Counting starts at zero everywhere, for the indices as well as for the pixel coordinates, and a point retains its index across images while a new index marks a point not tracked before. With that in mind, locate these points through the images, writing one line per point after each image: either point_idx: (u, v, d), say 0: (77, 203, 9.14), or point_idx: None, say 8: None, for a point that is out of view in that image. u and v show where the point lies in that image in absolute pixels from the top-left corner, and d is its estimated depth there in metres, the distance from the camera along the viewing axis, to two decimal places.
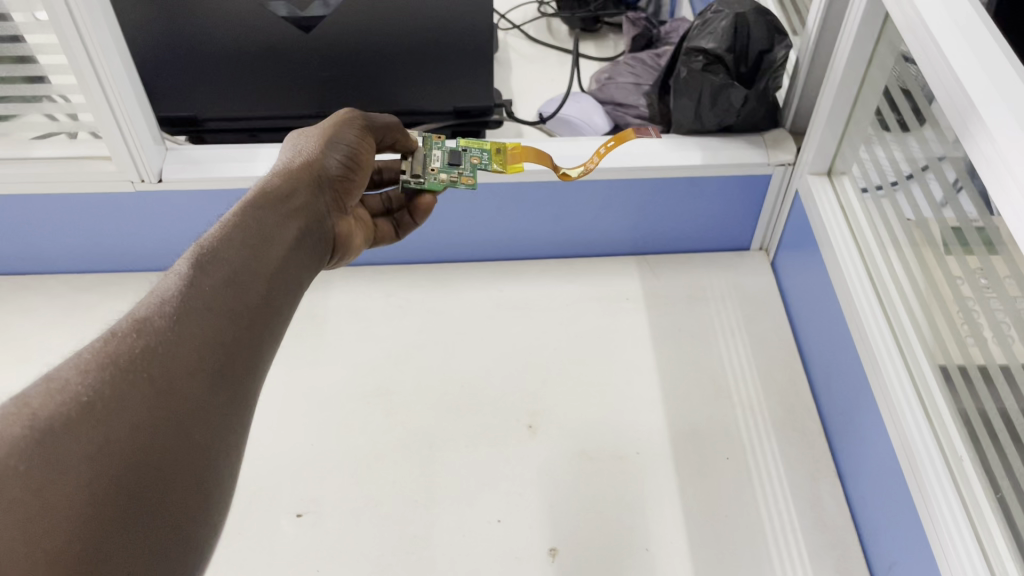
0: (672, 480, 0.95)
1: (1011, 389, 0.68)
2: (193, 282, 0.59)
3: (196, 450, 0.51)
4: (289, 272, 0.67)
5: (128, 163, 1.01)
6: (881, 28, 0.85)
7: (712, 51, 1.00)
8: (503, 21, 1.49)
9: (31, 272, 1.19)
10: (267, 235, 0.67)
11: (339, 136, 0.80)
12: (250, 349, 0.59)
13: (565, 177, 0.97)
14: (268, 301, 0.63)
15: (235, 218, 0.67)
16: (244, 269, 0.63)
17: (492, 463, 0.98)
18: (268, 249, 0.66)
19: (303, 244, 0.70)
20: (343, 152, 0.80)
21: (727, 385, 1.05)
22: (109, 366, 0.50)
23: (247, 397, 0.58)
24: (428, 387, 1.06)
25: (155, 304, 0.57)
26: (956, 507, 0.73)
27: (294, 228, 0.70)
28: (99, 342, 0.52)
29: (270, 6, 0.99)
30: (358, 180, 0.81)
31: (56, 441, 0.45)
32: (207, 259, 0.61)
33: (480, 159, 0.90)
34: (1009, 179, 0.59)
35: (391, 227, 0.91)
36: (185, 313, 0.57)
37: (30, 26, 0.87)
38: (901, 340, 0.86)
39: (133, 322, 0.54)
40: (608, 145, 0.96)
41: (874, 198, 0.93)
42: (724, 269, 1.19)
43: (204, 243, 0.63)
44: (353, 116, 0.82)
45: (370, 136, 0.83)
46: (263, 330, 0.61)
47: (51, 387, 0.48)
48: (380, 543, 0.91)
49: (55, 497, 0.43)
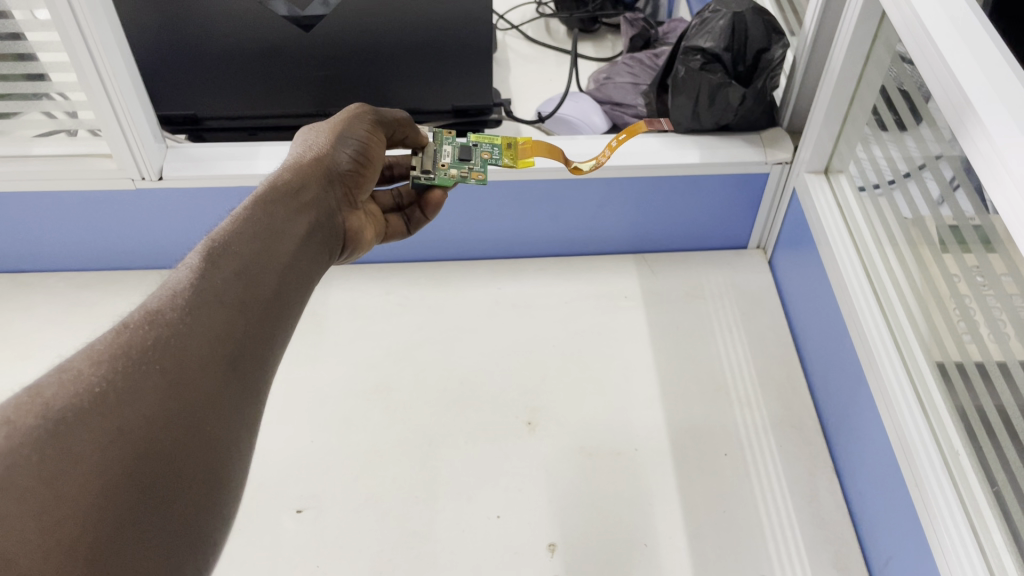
0: (671, 476, 0.96)
1: (1007, 384, 0.69)
2: (205, 275, 0.59)
3: (208, 442, 0.52)
4: (298, 266, 0.67)
5: (129, 162, 1.01)
6: (877, 26, 0.85)
7: (710, 50, 1.01)
8: (501, 21, 1.50)
9: (31, 269, 1.19)
10: (278, 229, 0.68)
11: (350, 130, 0.81)
12: (260, 342, 0.60)
13: (577, 171, 1.00)
14: (278, 295, 0.63)
15: (246, 212, 0.67)
16: (255, 263, 0.63)
17: (492, 460, 0.98)
18: (279, 244, 0.66)
19: (313, 239, 0.71)
20: (355, 147, 0.80)
21: (726, 382, 1.05)
22: (121, 358, 0.51)
23: (257, 390, 0.58)
24: (427, 384, 1.06)
25: (166, 297, 0.57)
26: (953, 502, 0.74)
27: (304, 222, 0.71)
28: (112, 334, 0.53)
29: (269, 5, 0.99)
30: (369, 175, 0.82)
31: (69, 431, 0.46)
32: (218, 252, 0.62)
33: (490, 154, 0.91)
34: (1005, 175, 0.60)
35: (402, 222, 0.91)
36: (197, 305, 0.57)
37: (30, 24, 0.87)
38: (897, 337, 0.86)
39: (145, 315, 0.55)
40: (620, 137, 1.01)
41: (871, 197, 0.93)
42: (721, 268, 1.19)
43: (214, 237, 0.63)
44: (364, 111, 0.83)
45: (380, 130, 0.84)
46: (273, 324, 0.62)
47: (64, 378, 0.48)
48: (380, 538, 0.91)
49: (68, 487, 0.44)
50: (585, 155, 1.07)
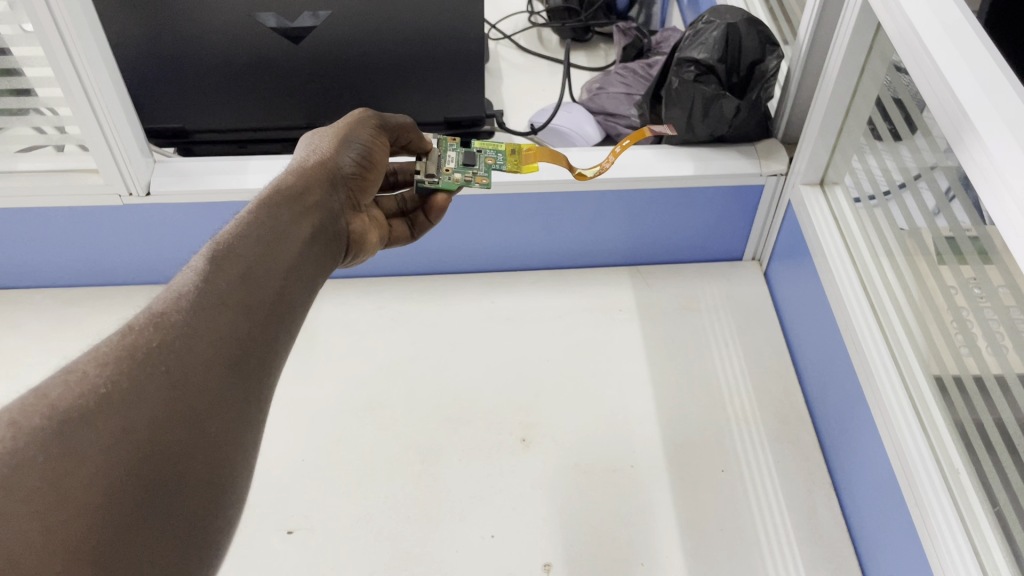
0: (668, 494, 0.94)
1: (1006, 400, 0.68)
2: (208, 278, 0.58)
3: (211, 447, 0.50)
4: (303, 269, 0.66)
5: (116, 177, 1.00)
6: (872, 37, 0.84)
7: (703, 62, 1.00)
8: (494, 31, 1.50)
9: (18, 286, 1.18)
10: (281, 232, 0.66)
11: (353, 134, 0.80)
12: (264, 347, 0.58)
13: (581, 176, 0.99)
14: (282, 298, 0.62)
15: (250, 215, 0.66)
16: (258, 266, 0.62)
17: (486, 477, 0.97)
18: (282, 246, 0.65)
19: (317, 242, 0.69)
20: (359, 150, 0.79)
21: (722, 397, 1.04)
22: (125, 360, 0.50)
23: (261, 394, 0.57)
24: (419, 400, 1.05)
25: (170, 300, 0.56)
26: (954, 521, 0.72)
27: (308, 225, 0.69)
28: (117, 337, 0.52)
29: (258, 17, 0.98)
30: (372, 179, 0.80)
31: (71, 433, 0.45)
32: (222, 255, 0.61)
33: (494, 159, 0.89)
34: (1005, 192, 0.59)
35: (406, 227, 0.89)
36: (201, 308, 0.56)
37: (18, 38, 0.86)
38: (896, 352, 0.85)
39: (149, 318, 0.54)
40: (625, 144, 0.99)
41: (867, 208, 0.93)
42: (716, 279, 1.19)
43: (219, 241, 0.62)
44: (367, 116, 0.82)
45: (383, 135, 0.83)
46: (277, 326, 0.60)
47: (69, 380, 0.47)
48: (371, 559, 0.90)
49: (71, 489, 0.42)
50: (593, 164, 1.06)
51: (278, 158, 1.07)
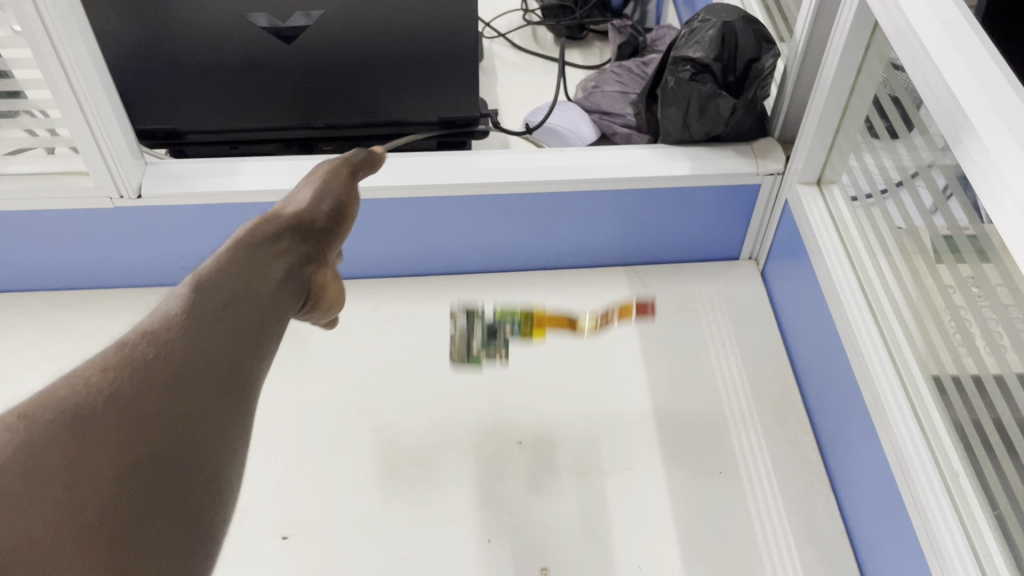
0: (666, 497, 0.94)
1: (1006, 401, 0.67)
2: (193, 302, 0.57)
3: (207, 453, 0.49)
4: (274, 310, 0.62)
5: (106, 180, 0.98)
6: (869, 36, 0.84)
7: (700, 60, 0.99)
8: (488, 29, 1.49)
9: (8, 289, 1.17)
10: (252, 273, 0.62)
11: (327, 184, 0.75)
12: (251, 368, 0.56)
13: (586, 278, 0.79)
14: (262, 328, 0.59)
15: (222, 254, 0.63)
16: (242, 290, 0.60)
17: (482, 480, 0.96)
18: (255, 285, 0.61)
19: (286, 285, 0.65)
20: (331, 200, 0.74)
21: (720, 398, 1.04)
22: (119, 371, 0.49)
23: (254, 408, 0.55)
24: (415, 403, 1.04)
25: (160, 319, 0.55)
26: (953, 525, 0.72)
27: (278, 269, 0.65)
28: (111, 351, 0.51)
29: (249, 17, 0.97)
30: (346, 229, 0.75)
31: (62, 441, 0.44)
32: (205, 281, 0.59)
33: None
34: (1004, 192, 0.58)
35: None
36: (188, 328, 0.54)
37: (6, 40, 0.84)
38: (895, 353, 0.85)
39: (142, 334, 0.53)
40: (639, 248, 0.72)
41: (864, 207, 0.92)
42: (713, 279, 1.18)
43: (198, 272, 0.60)
44: (338, 165, 0.77)
45: (354, 184, 0.78)
46: (261, 351, 0.58)
47: (68, 389, 0.47)
48: (367, 564, 0.89)
49: (64, 494, 0.42)
50: (593, 165, 1.05)
51: (270, 159, 1.06)
